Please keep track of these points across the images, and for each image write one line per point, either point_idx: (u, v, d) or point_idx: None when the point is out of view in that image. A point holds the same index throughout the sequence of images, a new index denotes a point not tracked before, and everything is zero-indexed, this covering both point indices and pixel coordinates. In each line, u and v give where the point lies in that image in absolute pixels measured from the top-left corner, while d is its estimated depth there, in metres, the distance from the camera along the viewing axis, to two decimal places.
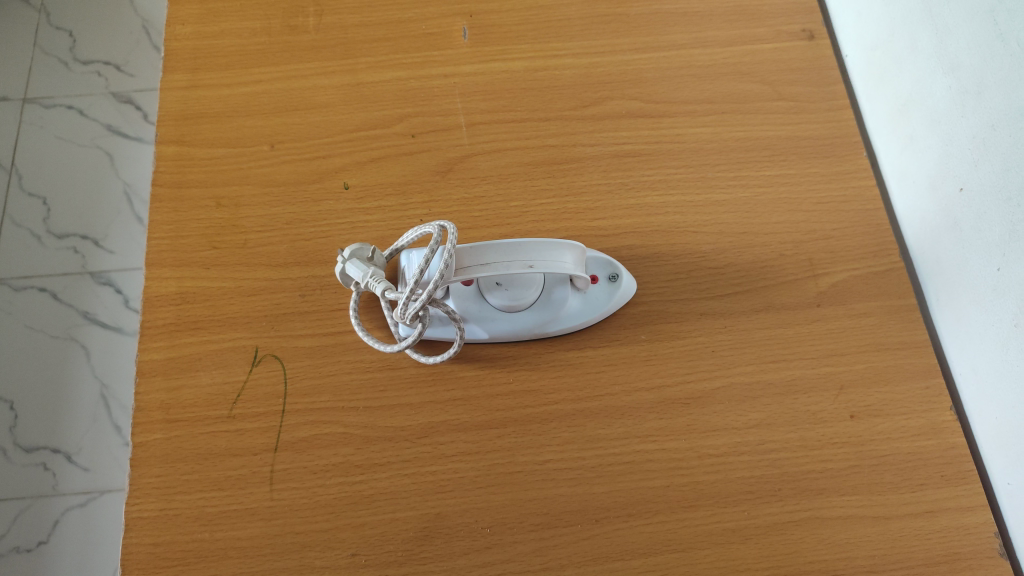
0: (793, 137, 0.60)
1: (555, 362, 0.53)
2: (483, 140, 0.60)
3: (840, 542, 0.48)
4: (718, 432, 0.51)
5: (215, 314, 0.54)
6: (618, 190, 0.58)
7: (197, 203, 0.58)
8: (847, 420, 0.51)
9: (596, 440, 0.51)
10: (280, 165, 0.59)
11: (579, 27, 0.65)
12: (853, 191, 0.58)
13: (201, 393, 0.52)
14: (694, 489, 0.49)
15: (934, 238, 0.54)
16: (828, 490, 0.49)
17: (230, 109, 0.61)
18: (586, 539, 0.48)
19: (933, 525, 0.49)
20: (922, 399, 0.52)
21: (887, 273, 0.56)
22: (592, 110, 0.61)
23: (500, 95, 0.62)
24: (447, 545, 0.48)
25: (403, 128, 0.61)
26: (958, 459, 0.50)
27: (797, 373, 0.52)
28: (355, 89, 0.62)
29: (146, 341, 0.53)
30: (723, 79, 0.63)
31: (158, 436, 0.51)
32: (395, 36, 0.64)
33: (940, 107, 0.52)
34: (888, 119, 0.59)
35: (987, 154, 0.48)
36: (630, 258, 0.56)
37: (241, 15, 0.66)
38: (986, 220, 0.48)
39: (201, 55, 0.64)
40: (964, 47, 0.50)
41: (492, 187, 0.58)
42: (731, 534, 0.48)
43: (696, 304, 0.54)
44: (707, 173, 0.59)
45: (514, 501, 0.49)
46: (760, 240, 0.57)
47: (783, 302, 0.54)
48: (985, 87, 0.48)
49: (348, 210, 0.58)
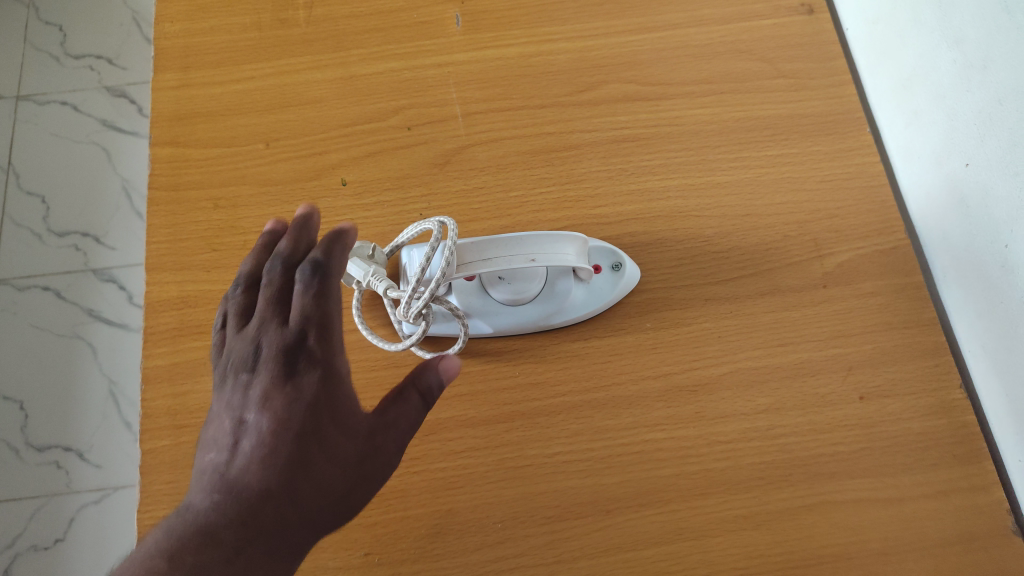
0: (794, 115, 0.59)
1: (560, 354, 0.53)
2: (480, 130, 0.59)
3: (852, 525, 0.48)
4: (727, 418, 0.51)
5: (218, 318, 0.54)
6: (618, 176, 0.58)
7: (194, 205, 0.57)
8: (856, 402, 0.51)
9: (605, 431, 0.51)
10: (276, 163, 0.59)
11: (573, 10, 0.64)
12: (857, 168, 0.57)
13: (206, 398, 0.52)
14: (704, 477, 0.49)
15: (941, 215, 0.53)
16: (840, 473, 0.49)
17: (223, 107, 0.61)
18: (598, 530, 0.48)
19: (944, 505, 0.48)
20: (932, 377, 0.51)
21: (894, 251, 0.55)
22: (590, 95, 0.60)
23: (495, 82, 0.61)
24: (460, 541, 0.48)
25: (398, 120, 0.60)
26: (969, 438, 0.50)
27: (805, 355, 0.52)
28: (348, 83, 0.61)
29: (149, 347, 0.53)
30: (722, 58, 0.61)
31: (166, 442, 0.51)
32: (387, 26, 0.63)
33: (945, 81, 0.51)
34: (891, 95, 0.58)
35: (994, 130, 0.47)
36: (633, 245, 0.56)
37: (230, 10, 0.64)
38: (994, 197, 0.47)
39: (190, 52, 0.63)
40: (969, 19, 0.48)
41: (491, 178, 0.58)
42: (743, 521, 0.48)
43: (702, 290, 0.54)
44: (708, 156, 0.58)
45: (525, 495, 0.49)
46: (764, 221, 0.56)
47: (788, 285, 0.54)
48: (991, 62, 0.47)
49: (346, 206, 0.57)
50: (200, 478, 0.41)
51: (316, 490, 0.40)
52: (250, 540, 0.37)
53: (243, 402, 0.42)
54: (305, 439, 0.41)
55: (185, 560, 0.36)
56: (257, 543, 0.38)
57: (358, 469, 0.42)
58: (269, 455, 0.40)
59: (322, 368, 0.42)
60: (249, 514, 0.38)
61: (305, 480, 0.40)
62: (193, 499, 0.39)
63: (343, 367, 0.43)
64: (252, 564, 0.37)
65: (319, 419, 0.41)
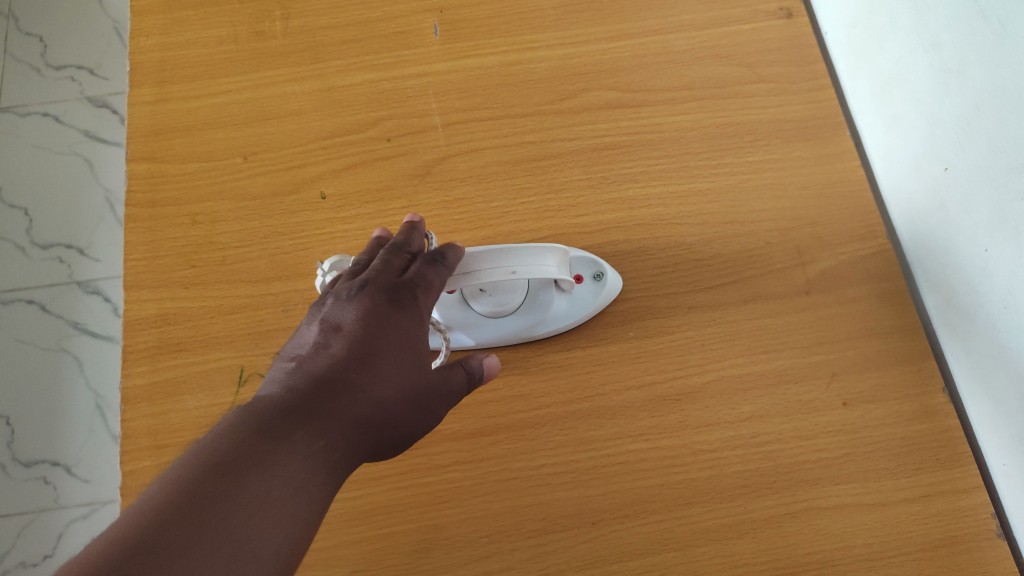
0: (774, 120, 0.59)
1: (543, 366, 0.53)
2: (460, 140, 0.59)
3: (837, 532, 0.48)
4: (712, 427, 0.50)
5: (197, 335, 0.53)
6: (599, 184, 0.58)
7: (172, 221, 0.57)
8: (840, 408, 0.51)
9: (589, 442, 0.50)
10: (255, 177, 0.58)
11: (552, 17, 0.63)
12: (837, 172, 0.57)
13: (187, 417, 0.51)
14: (689, 487, 0.49)
15: (922, 219, 0.53)
16: (825, 479, 0.49)
17: (201, 122, 0.60)
18: (584, 542, 0.48)
19: (929, 510, 0.48)
20: (915, 382, 0.51)
21: (875, 255, 0.55)
22: (570, 104, 0.60)
23: (474, 92, 0.61)
24: (446, 556, 0.48)
25: (377, 132, 0.59)
26: (952, 442, 0.50)
27: (788, 362, 0.52)
28: (326, 94, 0.61)
29: (129, 366, 0.53)
30: (702, 63, 0.61)
31: (147, 463, 0.50)
32: (365, 36, 0.63)
33: (923, 85, 0.51)
34: (870, 99, 0.58)
35: (971, 134, 0.47)
36: (615, 254, 0.55)
37: (206, 23, 0.64)
38: (974, 201, 0.47)
39: (167, 67, 0.62)
40: (945, 23, 0.48)
41: (472, 188, 0.57)
42: (728, 530, 0.48)
43: (684, 298, 0.54)
44: (689, 162, 0.58)
45: (510, 509, 0.49)
46: (745, 228, 0.56)
47: (770, 291, 0.54)
48: (967, 66, 0.46)
49: (326, 219, 0.57)
50: (277, 367, 0.41)
51: (369, 421, 0.39)
52: (308, 430, 0.36)
53: (325, 314, 0.43)
54: (361, 367, 0.40)
55: (245, 425, 0.35)
56: (319, 438, 0.36)
57: (414, 401, 0.41)
58: (344, 358, 0.40)
59: (406, 300, 0.44)
60: (308, 411, 0.37)
61: (364, 398, 0.39)
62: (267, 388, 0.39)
63: (426, 310, 0.45)
64: (305, 440, 0.36)
65: (386, 337, 0.42)
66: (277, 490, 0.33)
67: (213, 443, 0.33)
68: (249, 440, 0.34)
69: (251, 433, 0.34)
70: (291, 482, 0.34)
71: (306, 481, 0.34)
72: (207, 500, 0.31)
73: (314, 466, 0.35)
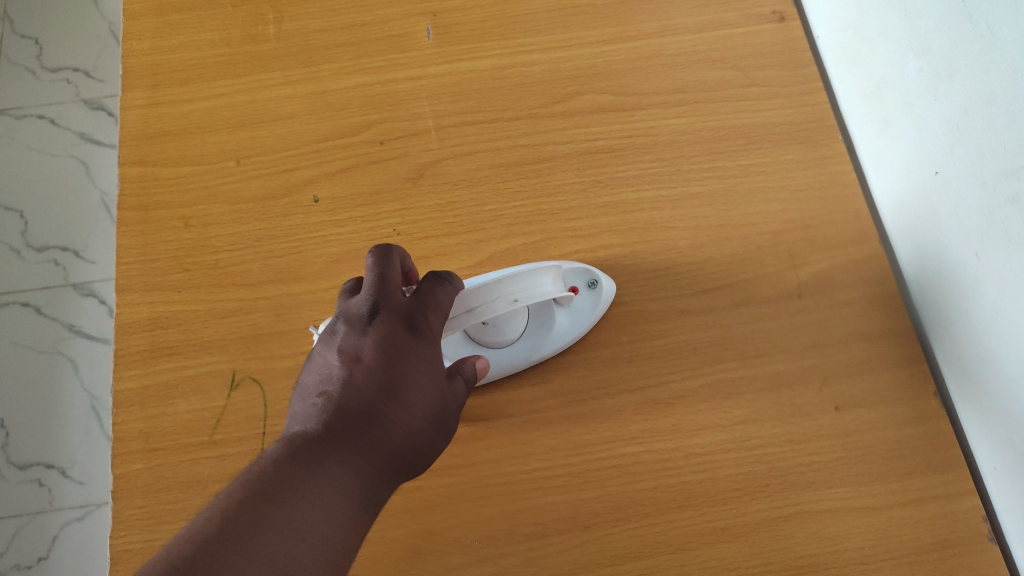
0: (767, 124, 0.59)
1: (536, 370, 0.53)
2: (453, 144, 0.59)
3: (829, 536, 0.48)
4: (704, 430, 0.51)
5: (189, 339, 0.53)
6: (592, 188, 0.58)
7: (165, 224, 0.57)
8: (832, 411, 0.51)
9: (582, 446, 0.50)
10: (248, 181, 0.58)
11: (546, 21, 0.63)
12: (830, 176, 0.57)
13: (179, 421, 0.51)
14: (682, 490, 0.49)
15: (913, 223, 0.53)
16: (817, 483, 0.49)
17: (193, 125, 0.60)
18: (577, 546, 0.48)
19: (921, 513, 0.48)
20: (907, 385, 0.51)
21: (868, 259, 0.55)
22: (563, 107, 0.60)
23: (467, 95, 0.61)
24: (438, 561, 0.48)
25: (371, 135, 0.59)
26: (944, 445, 0.50)
27: (781, 366, 0.52)
28: (319, 98, 0.61)
29: (122, 370, 0.53)
30: (695, 67, 0.61)
31: (139, 466, 0.50)
32: (358, 39, 0.63)
33: (913, 90, 0.51)
34: (862, 103, 0.58)
35: (961, 139, 0.47)
36: (608, 258, 0.56)
37: (199, 26, 0.64)
38: (964, 206, 0.47)
39: (159, 70, 0.62)
40: (934, 28, 0.48)
41: (465, 192, 0.57)
42: (721, 533, 0.48)
43: (677, 302, 0.54)
44: (682, 166, 0.58)
45: (503, 513, 0.49)
46: (738, 231, 0.56)
47: (762, 295, 0.54)
48: (955, 71, 0.46)
49: (319, 222, 0.57)
50: (300, 399, 0.40)
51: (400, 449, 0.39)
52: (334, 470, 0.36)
53: (340, 341, 0.41)
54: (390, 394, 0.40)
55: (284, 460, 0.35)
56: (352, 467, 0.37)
57: (436, 424, 0.41)
58: (366, 391, 0.39)
59: (419, 325, 0.42)
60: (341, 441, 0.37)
61: (394, 427, 0.39)
62: (293, 425, 0.39)
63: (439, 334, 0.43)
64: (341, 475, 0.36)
65: (410, 363, 0.41)
66: (310, 524, 0.34)
67: (244, 486, 0.34)
68: (280, 481, 0.34)
69: (282, 473, 0.34)
70: (324, 516, 0.34)
71: (334, 520, 0.35)
72: (248, 532, 0.32)
73: (343, 506, 0.36)
